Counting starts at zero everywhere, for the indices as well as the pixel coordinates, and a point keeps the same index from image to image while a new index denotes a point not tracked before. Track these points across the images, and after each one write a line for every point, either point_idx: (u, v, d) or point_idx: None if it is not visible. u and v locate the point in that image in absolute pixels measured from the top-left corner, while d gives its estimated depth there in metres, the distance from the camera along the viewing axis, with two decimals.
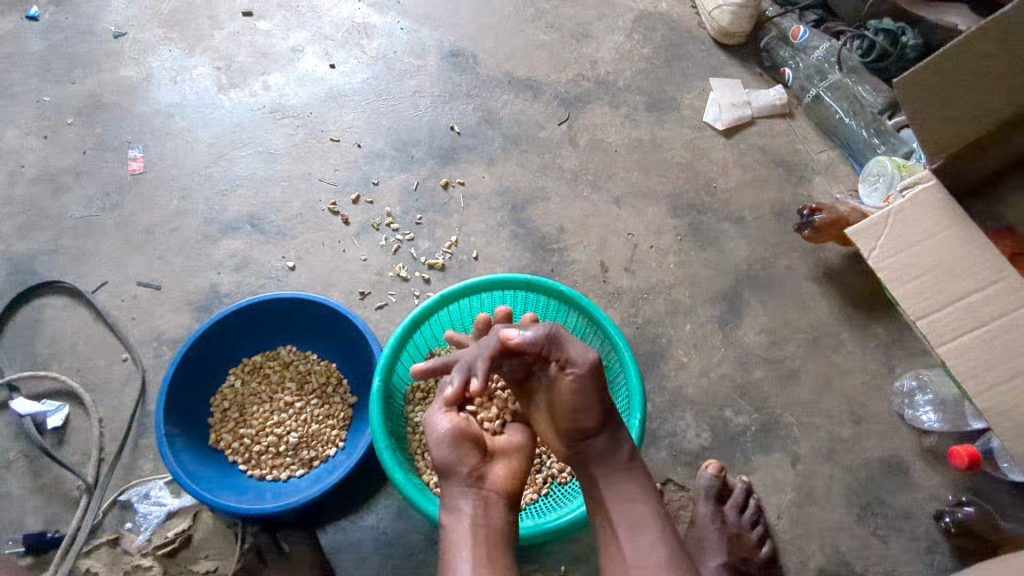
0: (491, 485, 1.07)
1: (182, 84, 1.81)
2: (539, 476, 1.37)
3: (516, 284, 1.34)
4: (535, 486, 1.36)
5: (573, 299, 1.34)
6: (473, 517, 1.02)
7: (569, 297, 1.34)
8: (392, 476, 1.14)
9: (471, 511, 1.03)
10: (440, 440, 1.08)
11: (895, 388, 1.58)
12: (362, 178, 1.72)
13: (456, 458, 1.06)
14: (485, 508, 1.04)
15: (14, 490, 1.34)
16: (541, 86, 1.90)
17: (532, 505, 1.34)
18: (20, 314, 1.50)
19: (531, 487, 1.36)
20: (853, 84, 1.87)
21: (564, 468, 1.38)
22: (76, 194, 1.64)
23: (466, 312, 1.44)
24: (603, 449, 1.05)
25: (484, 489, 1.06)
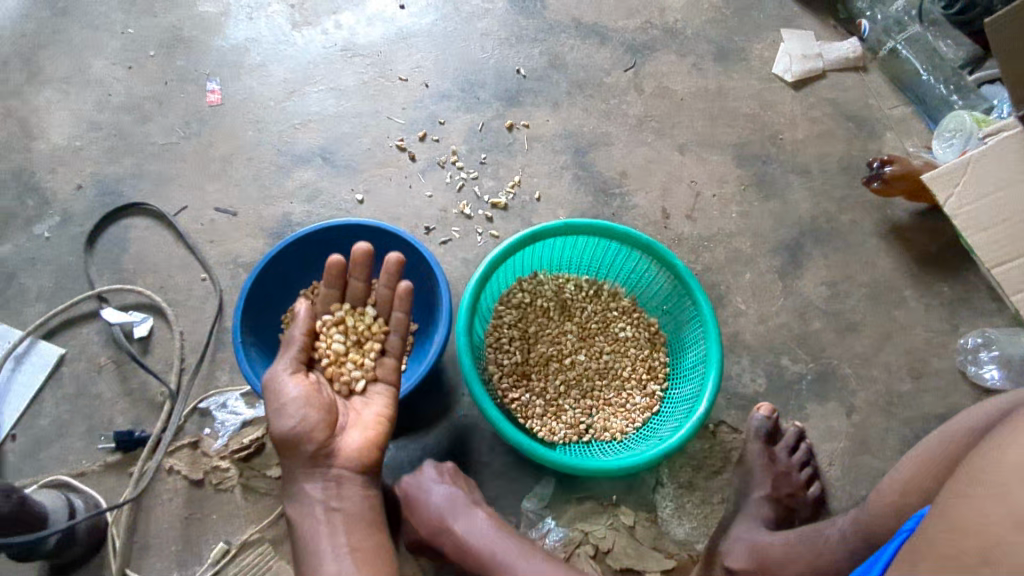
0: (340, 461, 1.15)
1: (257, 21, 1.85)
2: (583, 423, 1.40)
3: (612, 231, 1.36)
4: (577, 430, 1.39)
5: (662, 255, 1.36)
6: (326, 504, 1.13)
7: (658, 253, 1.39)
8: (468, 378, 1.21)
9: (322, 495, 1.13)
10: (287, 410, 1.13)
11: (959, 345, 1.56)
12: (429, 118, 1.75)
13: (298, 434, 1.12)
14: (337, 491, 1.14)
15: (104, 392, 1.43)
16: (608, 32, 1.89)
17: (570, 447, 1.37)
18: (107, 232, 1.58)
19: (574, 431, 1.39)
20: (934, 38, 1.82)
21: (613, 423, 1.40)
22: (159, 123, 1.71)
23: (551, 252, 1.48)
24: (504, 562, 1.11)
25: (330, 468, 1.14)
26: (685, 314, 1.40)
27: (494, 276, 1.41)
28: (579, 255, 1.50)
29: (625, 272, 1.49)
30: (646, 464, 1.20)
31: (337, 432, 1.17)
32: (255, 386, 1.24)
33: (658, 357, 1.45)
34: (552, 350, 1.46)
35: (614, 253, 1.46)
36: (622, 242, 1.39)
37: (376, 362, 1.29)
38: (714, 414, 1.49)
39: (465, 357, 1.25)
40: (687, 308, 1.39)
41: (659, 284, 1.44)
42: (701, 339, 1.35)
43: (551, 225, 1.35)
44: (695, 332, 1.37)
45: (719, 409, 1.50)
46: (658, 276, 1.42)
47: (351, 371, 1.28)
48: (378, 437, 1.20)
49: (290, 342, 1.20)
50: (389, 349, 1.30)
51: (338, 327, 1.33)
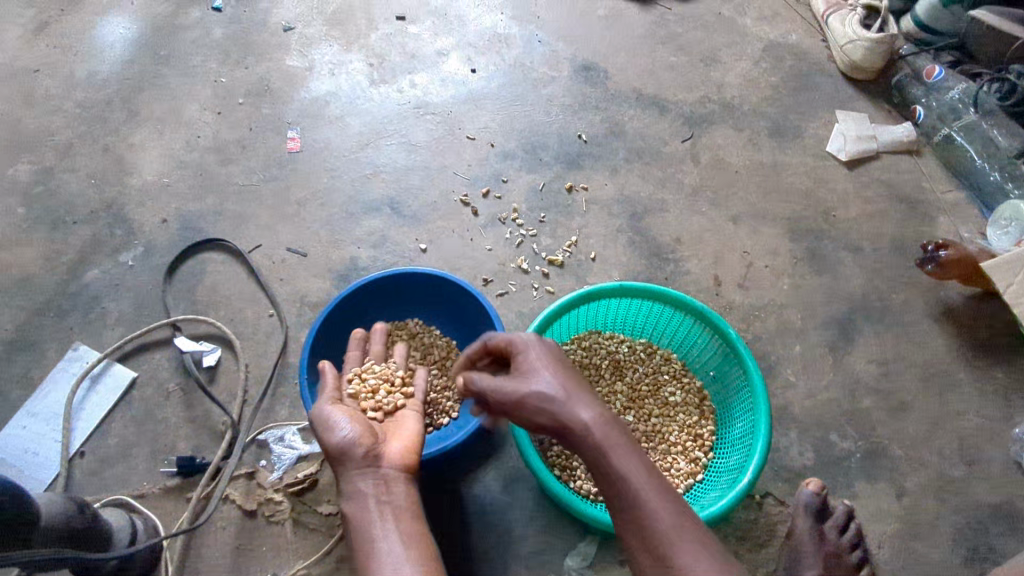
0: (387, 464, 1.15)
1: (338, 76, 1.99)
2: None
3: (667, 295, 1.40)
4: None
5: (715, 323, 1.39)
6: (377, 496, 1.09)
7: (710, 319, 1.40)
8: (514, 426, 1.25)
9: (372, 490, 1.10)
10: (336, 425, 1.15)
11: (1014, 434, 1.54)
12: (493, 175, 1.84)
13: (349, 442, 1.13)
14: (387, 488, 1.11)
15: (170, 417, 1.49)
16: (668, 105, 1.98)
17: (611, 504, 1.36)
18: (185, 264, 1.68)
19: None
20: (988, 127, 1.84)
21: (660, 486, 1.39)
22: (241, 165, 1.83)
23: (609, 312, 1.52)
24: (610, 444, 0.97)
25: (379, 468, 1.13)
26: (736, 383, 1.40)
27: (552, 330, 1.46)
28: (634, 317, 1.54)
29: (681, 337, 1.51)
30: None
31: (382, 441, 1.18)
32: None
33: (705, 422, 1.46)
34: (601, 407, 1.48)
35: (668, 318, 1.50)
36: (677, 308, 1.43)
37: (406, 399, 1.38)
38: (761, 485, 1.49)
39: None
40: (739, 377, 1.39)
41: (711, 352, 1.45)
42: (751, 409, 1.34)
43: (610, 285, 1.41)
44: (745, 401, 1.37)
45: (766, 481, 1.50)
46: (710, 343, 1.44)
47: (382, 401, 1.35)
48: (416, 445, 1.21)
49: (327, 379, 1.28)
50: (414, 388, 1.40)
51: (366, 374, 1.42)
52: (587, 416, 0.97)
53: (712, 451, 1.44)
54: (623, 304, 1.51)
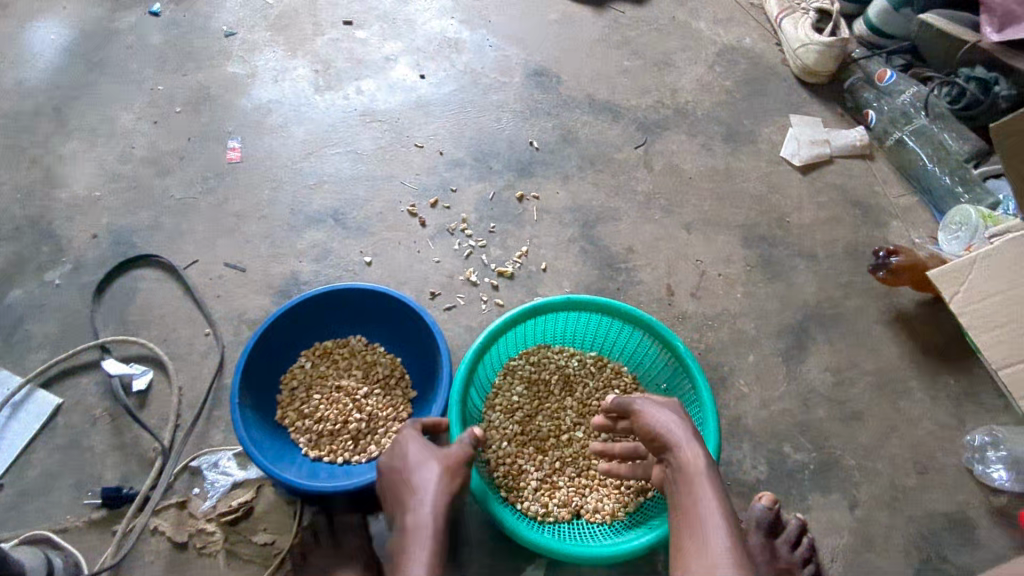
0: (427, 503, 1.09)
1: (282, 83, 1.93)
2: (578, 502, 1.34)
3: (614, 308, 1.37)
4: (569, 508, 1.34)
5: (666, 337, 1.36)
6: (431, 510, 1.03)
7: (658, 331, 1.36)
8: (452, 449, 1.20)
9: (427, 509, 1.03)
10: (382, 457, 1.13)
11: (965, 441, 1.53)
12: (441, 184, 1.78)
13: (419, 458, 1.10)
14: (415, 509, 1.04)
15: (96, 445, 1.42)
16: (621, 110, 1.95)
17: (560, 525, 1.32)
18: (116, 282, 1.60)
19: (565, 508, 1.33)
20: (938, 131, 1.85)
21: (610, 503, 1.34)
22: (178, 177, 1.75)
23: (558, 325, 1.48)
24: (682, 461, 0.97)
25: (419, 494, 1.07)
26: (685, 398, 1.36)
27: (498, 343, 1.43)
28: (584, 331, 1.51)
29: (632, 351, 1.47)
30: (621, 552, 1.14)
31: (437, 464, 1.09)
32: (250, 450, 1.20)
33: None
34: (547, 426, 1.43)
35: (617, 331, 1.47)
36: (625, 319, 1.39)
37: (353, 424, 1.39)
38: None
39: (455, 424, 1.25)
40: (688, 392, 1.35)
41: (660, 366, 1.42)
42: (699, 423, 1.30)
43: (558, 299, 1.38)
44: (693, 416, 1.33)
45: None
46: (660, 358, 1.41)
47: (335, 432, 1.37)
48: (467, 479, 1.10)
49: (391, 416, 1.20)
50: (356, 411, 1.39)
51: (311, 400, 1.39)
52: (696, 447, 0.98)
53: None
54: (572, 317, 1.47)
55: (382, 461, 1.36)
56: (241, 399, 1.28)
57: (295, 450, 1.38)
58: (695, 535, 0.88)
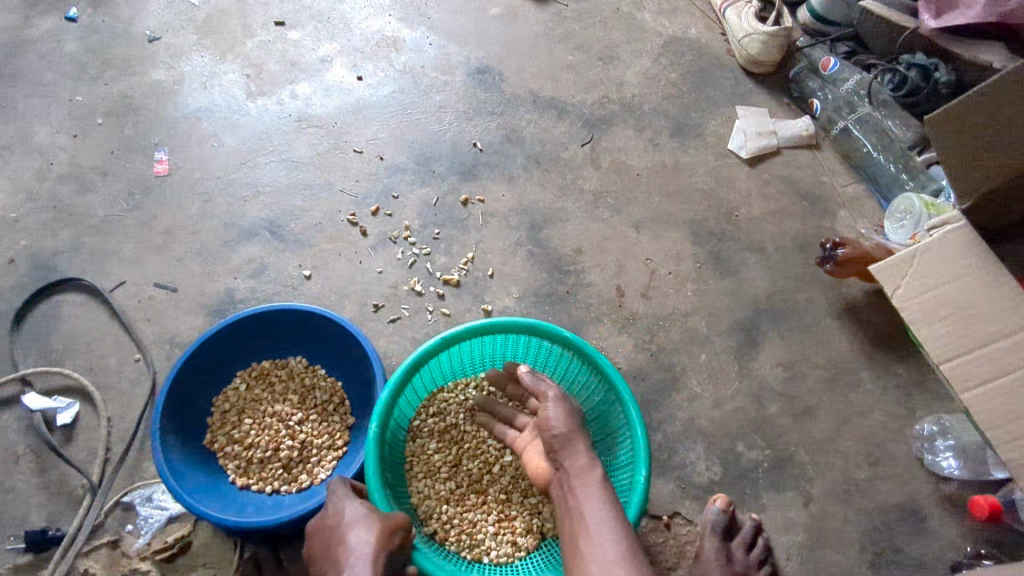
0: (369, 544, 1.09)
1: (211, 89, 1.84)
2: (536, 524, 1.32)
3: (518, 326, 1.32)
4: (531, 534, 1.31)
5: (577, 344, 1.31)
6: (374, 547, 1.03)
7: (577, 346, 1.31)
8: (370, 499, 1.15)
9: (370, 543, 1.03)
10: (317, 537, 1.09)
11: (915, 430, 1.53)
12: (383, 191, 1.72)
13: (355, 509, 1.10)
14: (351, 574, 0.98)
15: (19, 484, 1.34)
16: (566, 106, 1.90)
17: (528, 558, 1.29)
18: (38, 309, 1.52)
19: (527, 535, 1.31)
20: (883, 118, 1.82)
21: None
22: (101, 194, 1.67)
23: (478, 348, 1.43)
24: (573, 467, 1.09)
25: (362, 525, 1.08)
26: (616, 418, 1.30)
27: (413, 382, 1.36)
28: (511, 351, 1.45)
29: (567, 368, 1.41)
30: None
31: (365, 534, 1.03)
32: (167, 480, 1.15)
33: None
34: (479, 462, 1.39)
35: (528, 346, 1.42)
36: (545, 338, 1.34)
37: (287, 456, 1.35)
38: (668, 505, 1.44)
39: (375, 479, 1.17)
40: (617, 410, 1.30)
41: (581, 374, 1.37)
42: (629, 441, 1.25)
43: (453, 331, 1.31)
44: (620, 426, 1.29)
45: (673, 499, 1.45)
46: (580, 367, 1.36)
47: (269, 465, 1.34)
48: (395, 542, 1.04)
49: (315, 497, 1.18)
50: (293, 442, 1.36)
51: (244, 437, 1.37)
52: (581, 456, 1.11)
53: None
54: (494, 340, 1.42)
55: (312, 492, 1.32)
56: (163, 424, 1.24)
57: (222, 477, 1.33)
58: (586, 529, 1.00)
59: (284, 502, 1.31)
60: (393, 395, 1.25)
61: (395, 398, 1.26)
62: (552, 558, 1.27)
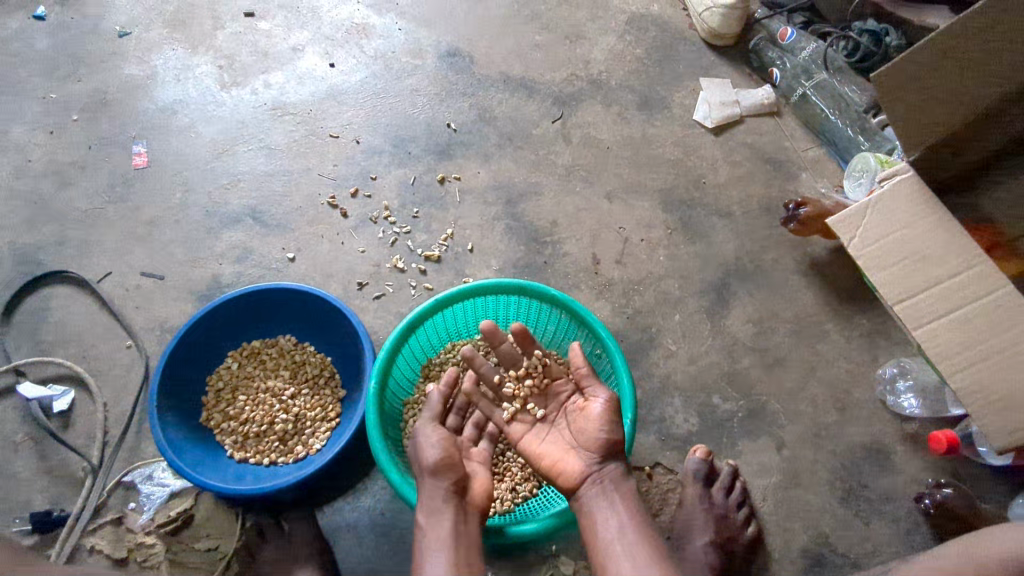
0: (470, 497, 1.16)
1: (185, 82, 1.87)
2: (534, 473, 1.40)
3: (509, 287, 1.38)
4: (529, 482, 1.39)
5: (564, 302, 1.38)
6: (455, 523, 1.11)
7: (562, 301, 1.38)
8: (374, 454, 1.20)
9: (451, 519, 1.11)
10: (429, 447, 1.18)
11: (878, 375, 1.62)
12: (361, 173, 1.77)
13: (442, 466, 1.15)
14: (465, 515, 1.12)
15: (20, 471, 1.38)
16: (536, 85, 1.96)
17: (525, 503, 1.37)
18: (27, 302, 1.55)
19: (526, 483, 1.39)
20: (840, 84, 1.93)
21: None
22: (82, 188, 1.69)
23: (468, 313, 1.48)
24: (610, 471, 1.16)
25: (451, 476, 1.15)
26: (605, 369, 1.39)
27: (410, 346, 1.42)
28: (501, 314, 1.51)
29: (553, 329, 1.48)
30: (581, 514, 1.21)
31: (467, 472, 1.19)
32: (168, 454, 1.20)
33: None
34: None
35: (518, 307, 1.48)
36: (533, 297, 1.40)
37: (282, 430, 1.40)
38: (649, 456, 1.52)
39: (375, 433, 1.23)
40: (605, 361, 1.38)
41: (569, 333, 1.45)
42: (616, 389, 1.34)
43: (445, 294, 1.38)
44: (609, 378, 1.38)
45: (654, 451, 1.52)
46: (568, 323, 1.43)
47: (266, 439, 1.39)
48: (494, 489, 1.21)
49: (418, 436, 1.22)
50: (288, 416, 1.41)
51: (239, 414, 1.42)
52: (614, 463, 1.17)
53: None
54: (483, 303, 1.48)
55: (308, 461, 1.37)
56: (159, 398, 1.28)
57: (221, 451, 1.38)
58: (623, 540, 1.09)
59: (282, 472, 1.36)
60: (389, 359, 1.31)
61: (392, 361, 1.32)
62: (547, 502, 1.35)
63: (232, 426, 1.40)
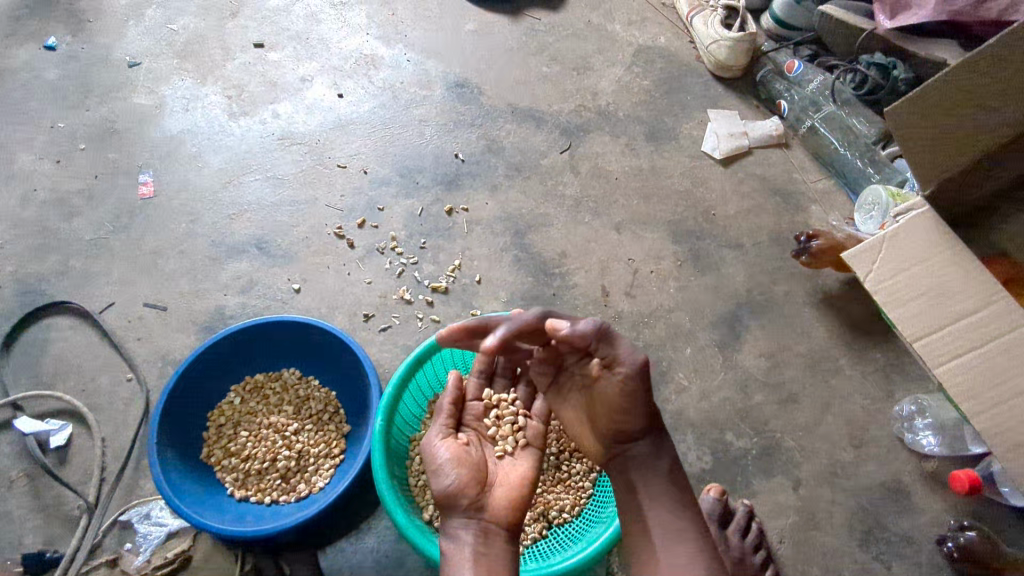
0: (493, 516, 1.05)
1: (193, 112, 1.87)
2: (542, 513, 1.34)
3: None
4: (539, 523, 1.33)
5: None
6: (474, 546, 1.01)
7: None
8: (380, 493, 1.15)
9: (471, 540, 1.02)
10: (440, 470, 1.08)
11: (895, 412, 1.58)
12: (368, 204, 1.75)
13: (455, 490, 1.05)
14: (485, 539, 1.02)
15: (14, 509, 1.34)
16: (544, 116, 1.96)
17: (535, 545, 1.31)
18: (27, 334, 1.53)
19: (535, 525, 1.33)
20: (848, 115, 1.91)
21: (568, 509, 1.35)
22: (87, 217, 1.68)
23: None
24: (644, 456, 1.00)
25: (466, 500, 1.05)
26: None
27: (417, 380, 1.38)
28: None
29: None
30: (593, 559, 1.15)
31: (484, 488, 1.09)
32: (167, 493, 1.16)
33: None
34: None
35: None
36: None
37: (284, 468, 1.36)
38: None
39: (381, 471, 1.19)
40: None
41: None
42: None
43: None
44: None
45: None
46: None
47: (267, 476, 1.35)
48: (522, 497, 1.11)
49: (428, 448, 1.12)
50: (290, 453, 1.37)
51: (239, 450, 1.38)
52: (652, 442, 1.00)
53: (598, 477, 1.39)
54: None
55: (310, 500, 1.32)
56: (159, 433, 1.25)
57: (220, 489, 1.34)
58: (664, 539, 0.97)
59: (283, 511, 1.32)
60: (395, 396, 1.27)
61: (398, 396, 1.28)
62: (558, 545, 1.29)
63: (232, 462, 1.36)
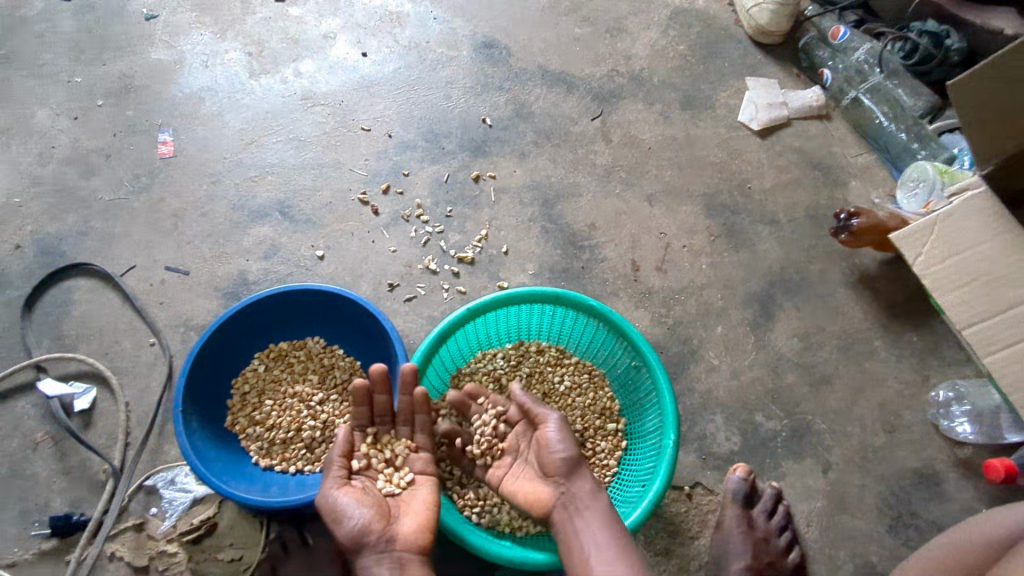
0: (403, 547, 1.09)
1: (213, 68, 1.81)
2: None
3: (542, 296, 1.32)
4: None
5: (602, 313, 1.31)
6: None
7: (598, 311, 1.31)
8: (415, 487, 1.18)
9: None
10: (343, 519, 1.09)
11: (930, 398, 1.54)
12: (393, 169, 1.70)
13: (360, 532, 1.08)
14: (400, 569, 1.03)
15: (40, 472, 1.33)
16: (575, 81, 1.88)
17: None
18: (48, 295, 1.50)
19: None
20: (894, 87, 1.82)
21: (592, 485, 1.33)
22: (107, 177, 1.64)
23: (500, 320, 1.42)
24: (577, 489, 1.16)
25: (378, 539, 1.09)
26: (642, 381, 1.32)
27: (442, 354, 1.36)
28: (534, 321, 1.44)
29: (586, 335, 1.42)
30: None
31: (390, 519, 1.12)
32: (194, 463, 1.14)
33: (611, 421, 1.39)
34: None
35: (553, 316, 1.42)
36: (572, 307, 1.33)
37: (309, 438, 1.34)
38: (689, 476, 1.45)
39: None
40: (643, 374, 1.32)
41: (606, 344, 1.39)
42: (657, 406, 1.27)
43: (478, 301, 1.31)
44: (648, 390, 1.31)
45: (694, 470, 1.45)
46: (606, 333, 1.37)
47: (291, 445, 1.34)
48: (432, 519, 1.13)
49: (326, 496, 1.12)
50: (316, 423, 1.36)
51: (263, 420, 1.36)
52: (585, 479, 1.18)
53: (623, 456, 1.37)
54: (515, 310, 1.42)
55: None
56: (184, 404, 1.22)
57: (246, 458, 1.33)
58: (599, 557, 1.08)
59: (308, 480, 1.31)
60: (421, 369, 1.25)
61: (424, 368, 1.26)
62: None
63: (254, 430, 1.35)
